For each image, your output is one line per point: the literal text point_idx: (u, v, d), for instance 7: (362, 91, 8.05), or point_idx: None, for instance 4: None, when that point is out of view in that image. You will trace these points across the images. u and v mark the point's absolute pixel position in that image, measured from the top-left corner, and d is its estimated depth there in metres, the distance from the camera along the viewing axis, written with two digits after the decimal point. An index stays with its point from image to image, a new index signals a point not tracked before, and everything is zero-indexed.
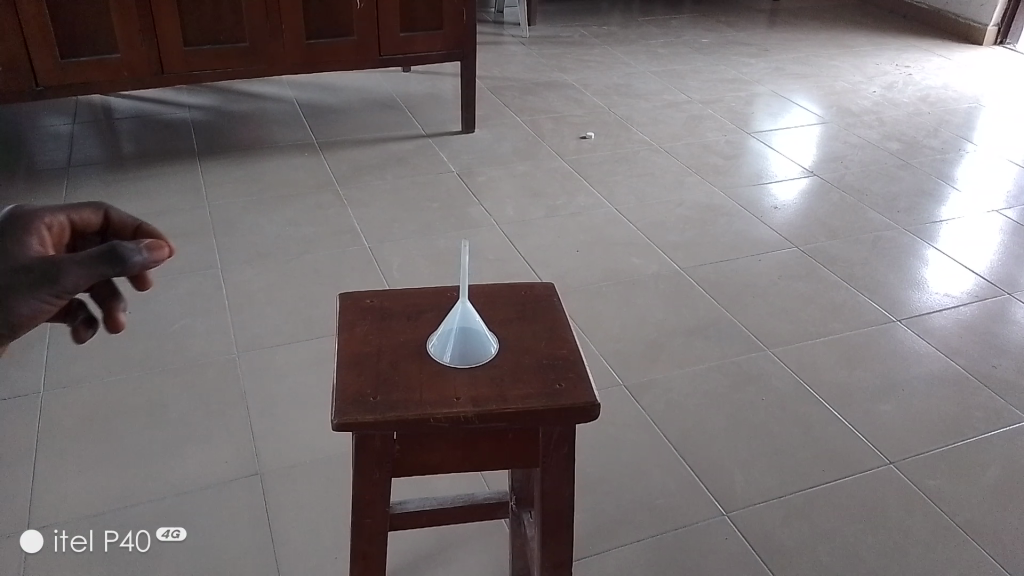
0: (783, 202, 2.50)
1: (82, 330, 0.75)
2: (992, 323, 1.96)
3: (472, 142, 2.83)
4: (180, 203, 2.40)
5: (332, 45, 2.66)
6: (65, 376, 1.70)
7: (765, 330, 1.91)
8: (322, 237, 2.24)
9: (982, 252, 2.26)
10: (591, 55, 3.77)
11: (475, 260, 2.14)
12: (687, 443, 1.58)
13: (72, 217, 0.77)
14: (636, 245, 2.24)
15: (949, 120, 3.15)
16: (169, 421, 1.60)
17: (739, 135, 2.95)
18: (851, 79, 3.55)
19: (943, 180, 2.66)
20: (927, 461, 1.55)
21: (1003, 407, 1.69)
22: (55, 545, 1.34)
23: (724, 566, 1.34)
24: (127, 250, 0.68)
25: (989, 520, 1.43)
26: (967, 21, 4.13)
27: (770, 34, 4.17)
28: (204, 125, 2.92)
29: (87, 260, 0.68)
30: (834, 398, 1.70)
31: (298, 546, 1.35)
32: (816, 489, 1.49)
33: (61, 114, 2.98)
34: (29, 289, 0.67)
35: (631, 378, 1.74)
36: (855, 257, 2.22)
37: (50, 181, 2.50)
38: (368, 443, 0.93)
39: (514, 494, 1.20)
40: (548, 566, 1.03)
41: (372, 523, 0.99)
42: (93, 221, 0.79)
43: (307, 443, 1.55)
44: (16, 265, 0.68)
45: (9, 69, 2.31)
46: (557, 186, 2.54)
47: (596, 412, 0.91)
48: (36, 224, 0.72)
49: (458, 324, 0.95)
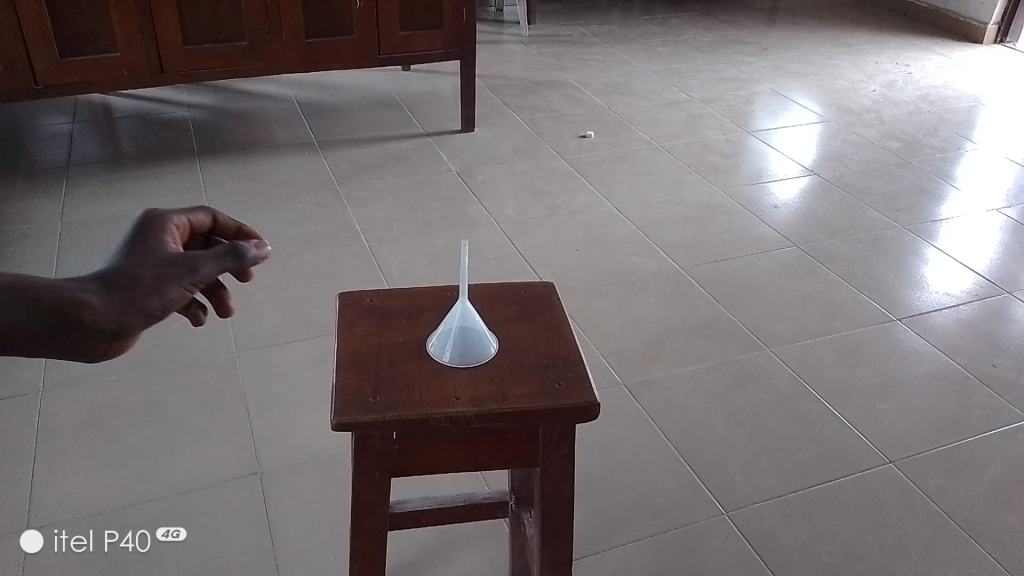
0: (783, 201, 2.50)
1: (192, 310, 0.63)
2: (992, 322, 1.96)
3: (471, 141, 2.83)
4: (179, 202, 2.40)
5: (332, 44, 2.66)
6: (64, 376, 1.70)
7: (765, 330, 1.90)
8: (322, 236, 2.23)
9: (982, 251, 2.26)
10: (591, 54, 3.77)
11: (475, 260, 2.14)
12: (686, 443, 1.58)
13: (192, 216, 0.69)
14: (636, 244, 2.24)
15: (949, 119, 3.15)
16: (169, 421, 1.59)
17: (739, 134, 2.94)
18: (851, 77, 3.55)
19: (943, 179, 2.66)
20: (927, 460, 1.55)
21: (1003, 406, 1.69)
22: (55, 545, 1.33)
23: (724, 566, 1.34)
24: (239, 246, 0.64)
25: (989, 519, 1.43)
26: (967, 20, 4.12)
27: (770, 33, 4.17)
28: (204, 123, 2.92)
29: (221, 250, 0.63)
30: (833, 398, 1.70)
31: (298, 546, 1.35)
32: (816, 489, 1.49)
33: (61, 113, 2.98)
34: (172, 277, 0.60)
35: (631, 378, 1.74)
36: (855, 255, 2.22)
37: (50, 180, 2.50)
38: (368, 443, 0.93)
39: (514, 494, 1.20)
40: (548, 565, 1.03)
41: (373, 523, 0.99)
42: (204, 223, 0.71)
43: (307, 442, 1.55)
44: (156, 257, 0.60)
45: (8, 69, 2.31)
46: (557, 185, 2.54)
47: (596, 411, 0.91)
48: (165, 225, 0.64)
49: (458, 324, 0.95)
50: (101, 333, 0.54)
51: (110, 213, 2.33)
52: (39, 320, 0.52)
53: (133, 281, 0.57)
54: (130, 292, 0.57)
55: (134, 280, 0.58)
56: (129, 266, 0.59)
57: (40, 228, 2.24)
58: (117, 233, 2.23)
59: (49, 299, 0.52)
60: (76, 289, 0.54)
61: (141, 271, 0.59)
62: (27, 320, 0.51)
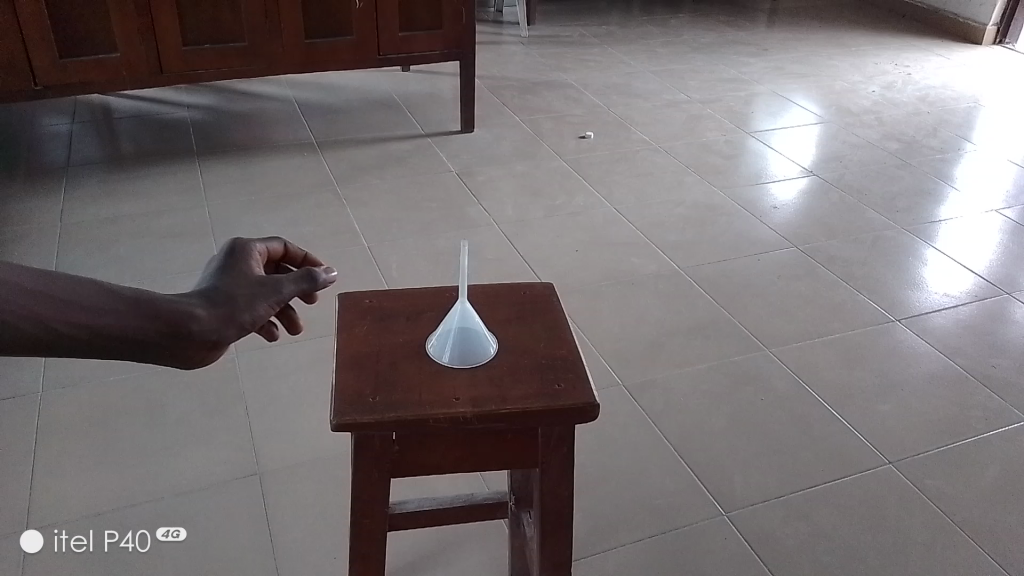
0: (782, 202, 2.50)
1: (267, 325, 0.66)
2: (991, 322, 1.96)
3: (471, 142, 2.83)
4: (179, 203, 2.40)
5: (331, 44, 2.66)
6: (64, 376, 1.70)
7: (764, 330, 1.91)
8: (322, 236, 2.24)
9: (981, 251, 2.26)
10: (591, 55, 3.77)
11: (475, 260, 2.14)
12: (686, 443, 1.58)
13: (266, 244, 0.77)
14: (636, 245, 2.24)
15: (949, 120, 3.15)
16: (168, 422, 1.59)
17: (739, 134, 2.95)
18: (851, 78, 3.56)
19: (943, 180, 2.66)
20: (926, 461, 1.55)
21: (1003, 407, 1.69)
22: (55, 545, 1.33)
23: (724, 566, 1.34)
24: (308, 273, 0.72)
25: (988, 519, 1.43)
26: (967, 21, 4.13)
27: (770, 34, 4.17)
28: (204, 124, 2.92)
29: (294, 275, 0.70)
30: (832, 398, 1.70)
31: (298, 546, 1.35)
32: (815, 489, 1.49)
33: (61, 114, 2.98)
34: (259, 296, 0.65)
35: (631, 378, 1.75)
36: (855, 256, 2.22)
37: (50, 180, 2.50)
38: (368, 444, 0.93)
39: (514, 494, 1.20)
40: (548, 566, 1.03)
41: (372, 524, 0.99)
42: (278, 250, 0.78)
43: (307, 443, 1.55)
44: (243, 279, 0.65)
45: (8, 68, 2.30)
46: (557, 185, 2.54)
47: (596, 411, 0.91)
48: (248, 252, 0.71)
49: (457, 324, 0.95)
50: (211, 344, 0.56)
51: (110, 213, 2.33)
52: (162, 331, 0.53)
53: (231, 297, 0.61)
54: (229, 306, 0.61)
55: (230, 298, 0.62)
56: (223, 285, 0.63)
57: (40, 228, 2.24)
58: (117, 233, 2.23)
59: (171, 311, 0.54)
60: (189, 303, 0.57)
61: (235, 290, 0.63)
62: (153, 333, 0.52)
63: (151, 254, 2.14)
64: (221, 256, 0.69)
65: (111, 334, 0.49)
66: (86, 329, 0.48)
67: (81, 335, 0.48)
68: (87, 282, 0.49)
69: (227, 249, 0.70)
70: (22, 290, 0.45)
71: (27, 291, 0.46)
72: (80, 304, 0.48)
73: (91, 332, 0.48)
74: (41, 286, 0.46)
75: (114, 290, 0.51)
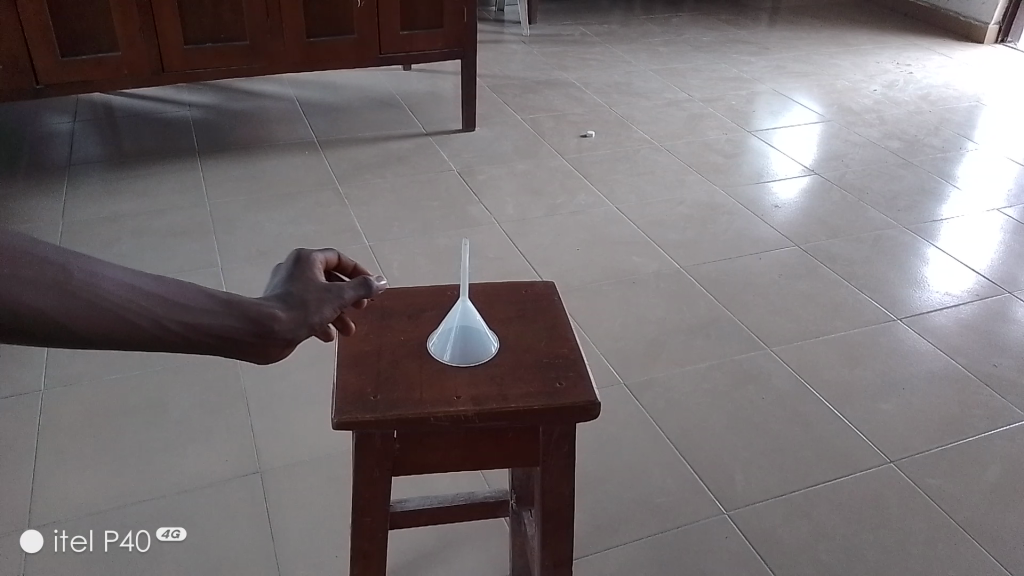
0: (783, 201, 2.49)
1: (328, 328, 0.70)
2: (992, 322, 1.95)
3: (472, 141, 2.83)
4: (180, 202, 2.40)
5: (332, 43, 2.66)
6: (65, 376, 1.70)
7: (765, 329, 1.90)
8: (322, 235, 2.24)
9: (983, 251, 2.26)
10: (592, 54, 3.76)
11: (475, 259, 2.14)
12: (687, 442, 1.58)
13: (327, 256, 0.79)
14: (637, 244, 2.24)
15: (950, 118, 3.15)
16: (169, 421, 1.59)
17: (739, 133, 2.94)
18: (852, 77, 3.55)
19: (944, 179, 2.66)
20: (927, 460, 1.55)
21: (1004, 406, 1.69)
22: (55, 545, 1.33)
23: (725, 565, 1.34)
24: (368, 280, 0.75)
25: (988, 518, 1.43)
26: (968, 20, 4.12)
27: (771, 33, 4.16)
28: (205, 123, 2.92)
29: (357, 281, 0.74)
30: (833, 397, 1.70)
31: (298, 545, 1.35)
32: (815, 489, 1.49)
33: (62, 113, 2.98)
34: (327, 300, 0.69)
35: (631, 378, 1.74)
36: (856, 255, 2.22)
37: (50, 180, 2.50)
38: (368, 443, 0.93)
39: (514, 493, 1.21)
40: (549, 565, 1.03)
41: (373, 522, 0.99)
42: (335, 260, 0.81)
43: (307, 442, 1.55)
44: (311, 284, 0.70)
45: (9, 67, 2.30)
46: (557, 185, 2.54)
47: (597, 410, 0.90)
48: (310, 262, 0.74)
49: (458, 323, 0.95)
50: (287, 341, 0.62)
51: (111, 212, 2.33)
52: (250, 329, 0.58)
53: (303, 300, 0.67)
54: (302, 309, 0.66)
55: (302, 301, 0.67)
56: (294, 290, 0.68)
57: (41, 228, 2.24)
58: (117, 232, 2.23)
59: (255, 310, 0.59)
60: (269, 304, 0.62)
61: (305, 294, 0.68)
62: (243, 330, 0.57)
63: (151, 253, 2.14)
64: (288, 265, 0.73)
65: (210, 331, 0.54)
66: (189, 327, 0.53)
67: (184, 331, 0.53)
68: (187, 283, 0.54)
69: (292, 258, 0.74)
70: (135, 290, 0.50)
71: (140, 291, 0.51)
72: (184, 304, 0.53)
73: (193, 329, 0.53)
74: (150, 287, 0.51)
75: (211, 292, 0.55)
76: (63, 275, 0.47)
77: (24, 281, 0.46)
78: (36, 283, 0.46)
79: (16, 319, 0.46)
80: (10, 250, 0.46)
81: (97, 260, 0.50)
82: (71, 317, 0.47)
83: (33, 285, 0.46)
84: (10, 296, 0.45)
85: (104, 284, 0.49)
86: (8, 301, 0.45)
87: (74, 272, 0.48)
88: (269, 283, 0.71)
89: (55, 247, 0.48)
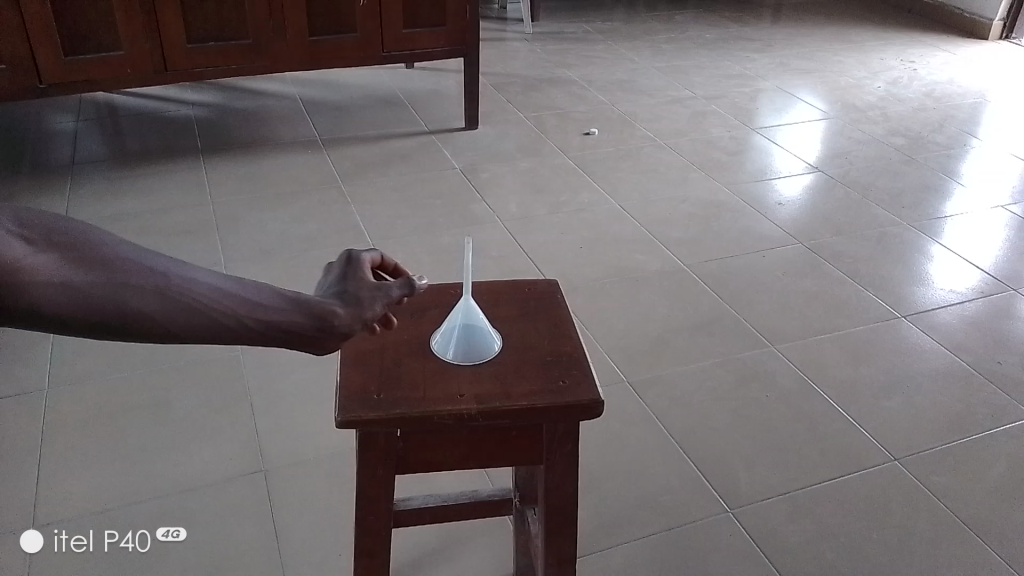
0: (788, 199, 2.48)
1: (378, 325, 0.72)
2: (998, 319, 1.95)
3: (475, 139, 2.82)
4: (182, 201, 2.40)
5: (334, 42, 2.66)
6: (69, 375, 1.70)
7: (769, 328, 1.90)
8: (325, 234, 2.23)
9: (987, 248, 2.25)
10: (595, 52, 3.76)
11: (478, 258, 2.13)
12: (691, 441, 1.58)
13: (377, 253, 0.80)
14: (641, 243, 2.23)
15: (955, 115, 3.13)
16: (172, 420, 1.59)
17: (743, 131, 2.93)
18: (856, 74, 3.54)
19: (949, 176, 2.65)
20: (932, 459, 1.54)
21: (1009, 405, 1.68)
22: (55, 545, 1.33)
23: (729, 565, 1.33)
24: (415, 277, 0.75)
25: (994, 517, 1.43)
26: (972, 16, 4.11)
27: (775, 30, 4.15)
28: (208, 122, 2.92)
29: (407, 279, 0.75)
30: (838, 396, 1.69)
31: (302, 545, 1.35)
32: (820, 487, 1.48)
33: (65, 112, 2.98)
34: (379, 297, 0.71)
35: (635, 376, 1.74)
36: (861, 253, 2.21)
37: (53, 179, 2.50)
38: (371, 442, 0.93)
39: (518, 492, 1.21)
40: (552, 564, 1.03)
41: (376, 521, 0.99)
42: (382, 261, 0.82)
43: (311, 441, 1.55)
44: (364, 281, 0.72)
45: (13, 67, 2.31)
46: (561, 183, 2.54)
47: (601, 408, 0.90)
48: (359, 259, 0.76)
49: (461, 321, 0.95)
50: (344, 335, 0.65)
51: (114, 212, 2.33)
52: (315, 325, 0.62)
53: (356, 298, 0.69)
54: (356, 305, 0.68)
55: (356, 297, 0.69)
56: (348, 288, 0.70)
57: None
58: (121, 232, 2.23)
59: (317, 307, 0.63)
60: (328, 301, 0.66)
61: (358, 291, 0.70)
62: (312, 327, 0.62)
63: None
64: (340, 265, 0.75)
65: (285, 328, 0.59)
66: (267, 325, 0.58)
67: (263, 328, 0.58)
68: (262, 284, 0.59)
69: (342, 258, 0.76)
70: (223, 291, 0.55)
71: (227, 292, 0.56)
72: (262, 303, 0.58)
73: (271, 326, 0.58)
74: (235, 288, 0.56)
75: (280, 291, 0.60)
76: (162, 280, 0.52)
77: (127, 286, 0.51)
78: (139, 290, 0.51)
79: (122, 321, 0.51)
80: (114, 259, 0.51)
81: (188, 267, 0.55)
82: (170, 319, 0.52)
83: (137, 291, 0.51)
84: (118, 301, 0.51)
85: (198, 286, 0.54)
86: (118, 304, 0.51)
87: (172, 277, 0.53)
88: (322, 284, 0.74)
89: (153, 255, 0.53)
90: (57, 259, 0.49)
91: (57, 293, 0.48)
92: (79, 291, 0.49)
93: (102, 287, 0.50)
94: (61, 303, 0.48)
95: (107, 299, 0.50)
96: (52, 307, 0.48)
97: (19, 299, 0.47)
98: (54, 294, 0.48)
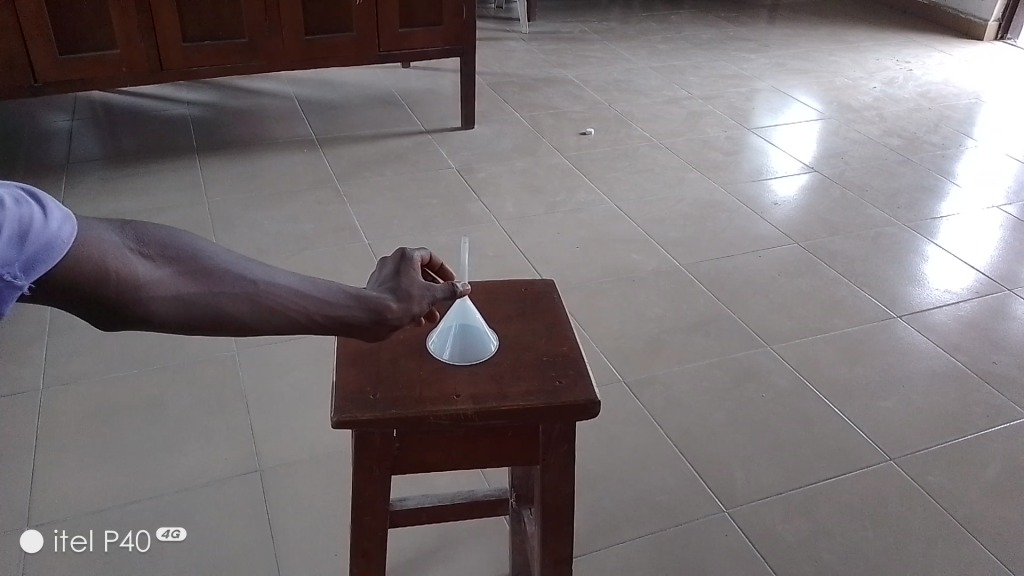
0: (783, 199, 2.49)
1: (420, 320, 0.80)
2: (992, 319, 1.95)
3: (472, 139, 2.82)
4: (178, 201, 2.39)
5: (331, 42, 2.66)
6: (66, 375, 1.70)
7: (765, 327, 1.90)
8: (322, 233, 2.23)
9: (982, 248, 2.25)
10: (592, 51, 3.76)
11: (475, 257, 2.14)
12: (687, 441, 1.58)
13: (429, 253, 0.88)
14: (637, 242, 2.23)
15: (950, 115, 3.15)
16: (170, 420, 1.59)
17: (740, 131, 2.94)
18: (852, 74, 3.55)
19: (944, 176, 2.66)
20: (927, 459, 1.55)
21: (1004, 405, 1.68)
22: (55, 545, 1.33)
23: (725, 564, 1.34)
24: (457, 285, 0.83)
25: (988, 516, 1.43)
26: (967, 16, 4.13)
27: (771, 30, 4.16)
28: (204, 121, 2.92)
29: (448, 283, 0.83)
30: (833, 395, 1.70)
31: (298, 544, 1.35)
32: (816, 487, 1.48)
33: (61, 112, 2.97)
34: (426, 295, 0.79)
35: (632, 376, 1.74)
36: (857, 252, 2.22)
37: (47, 179, 2.49)
38: (368, 442, 0.93)
39: (514, 492, 1.22)
40: (548, 564, 1.03)
41: (372, 522, 0.99)
42: (428, 259, 0.88)
43: (307, 441, 1.54)
44: (415, 279, 0.79)
45: (8, 67, 2.30)
46: (557, 183, 2.54)
47: (597, 409, 0.90)
48: (413, 256, 0.83)
49: (457, 322, 0.95)
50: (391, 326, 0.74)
51: (109, 211, 2.32)
52: (371, 317, 0.72)
53: (407, 293, 0.77)
54: (406, 301, 0.76)
55: (408, 293, 0.77)
56: (400, 283, 0.78)
57: None
58: None
59: (373, 303, 0.73)
60: (382, 296, 0.74)
61: (410, 287, 0.78)
62: (366, 319, 0.72)
63: None
64: (393, 260, 0.82)
65: (343, 321, 0.70)
66: (329, 319, 0.69)
67: (325, 322, 0.69)
68: (327, 285, 0.70)
69: (396, 252, 0.83)
70: (296, 294, 0.66)
71: (299, 294, 0.66)
72: (326, 301, 0.69)
73: (332, 321, 0.69)
74: (306, 289, 0.67)
75: (342, 290, 0.71)
76: (251, 287, 0.63)
77: (225, 295, 0.62)
78: (234, 296, 0.62)
79: (219, 323, 0.62)
80: (214, 270, 0.62)
81: (271, 273, 0.65)
82: (257, 319, 0.64)
83: (233, 298, 0.62)
84: (219, 307, 0.62)
85: (277, 290, 0.65)
86: (214, 311, 0.62)
87: (257, 285, 0.64)
88: (376, 275, 0.81)
89: (243, 264, 0.64)
90: (169, 275, 0.60)
91: (169, 305, 0.60)
92: (185, 302, 0.60)
93: (207, 296, 0.61)
94: (171, 313, 0.60)
95: (210, 306, 0.61)
96: (165, 316, 0.60)
97: (140, 311, 0.59)
98: (170, 305, 0.60)
